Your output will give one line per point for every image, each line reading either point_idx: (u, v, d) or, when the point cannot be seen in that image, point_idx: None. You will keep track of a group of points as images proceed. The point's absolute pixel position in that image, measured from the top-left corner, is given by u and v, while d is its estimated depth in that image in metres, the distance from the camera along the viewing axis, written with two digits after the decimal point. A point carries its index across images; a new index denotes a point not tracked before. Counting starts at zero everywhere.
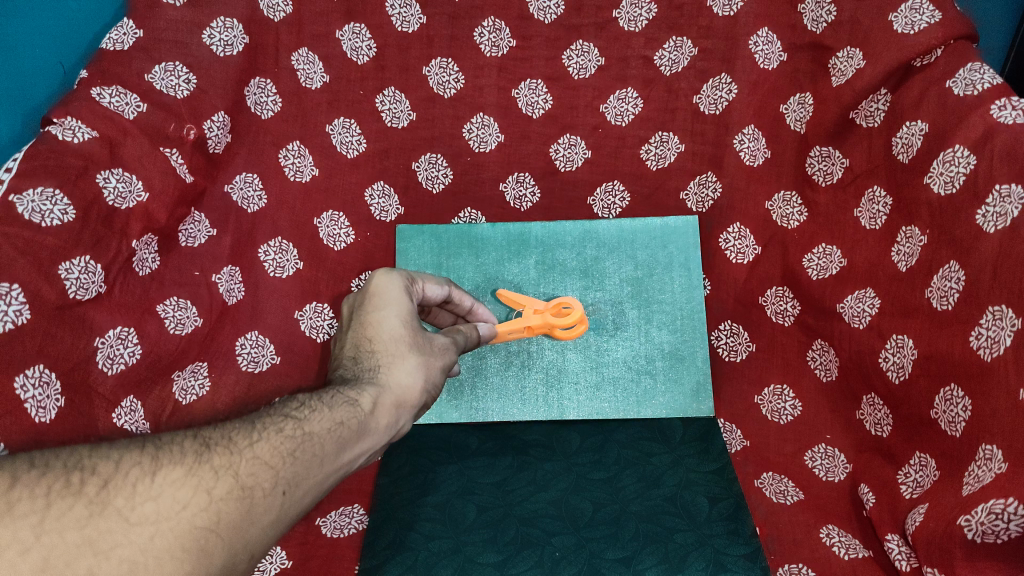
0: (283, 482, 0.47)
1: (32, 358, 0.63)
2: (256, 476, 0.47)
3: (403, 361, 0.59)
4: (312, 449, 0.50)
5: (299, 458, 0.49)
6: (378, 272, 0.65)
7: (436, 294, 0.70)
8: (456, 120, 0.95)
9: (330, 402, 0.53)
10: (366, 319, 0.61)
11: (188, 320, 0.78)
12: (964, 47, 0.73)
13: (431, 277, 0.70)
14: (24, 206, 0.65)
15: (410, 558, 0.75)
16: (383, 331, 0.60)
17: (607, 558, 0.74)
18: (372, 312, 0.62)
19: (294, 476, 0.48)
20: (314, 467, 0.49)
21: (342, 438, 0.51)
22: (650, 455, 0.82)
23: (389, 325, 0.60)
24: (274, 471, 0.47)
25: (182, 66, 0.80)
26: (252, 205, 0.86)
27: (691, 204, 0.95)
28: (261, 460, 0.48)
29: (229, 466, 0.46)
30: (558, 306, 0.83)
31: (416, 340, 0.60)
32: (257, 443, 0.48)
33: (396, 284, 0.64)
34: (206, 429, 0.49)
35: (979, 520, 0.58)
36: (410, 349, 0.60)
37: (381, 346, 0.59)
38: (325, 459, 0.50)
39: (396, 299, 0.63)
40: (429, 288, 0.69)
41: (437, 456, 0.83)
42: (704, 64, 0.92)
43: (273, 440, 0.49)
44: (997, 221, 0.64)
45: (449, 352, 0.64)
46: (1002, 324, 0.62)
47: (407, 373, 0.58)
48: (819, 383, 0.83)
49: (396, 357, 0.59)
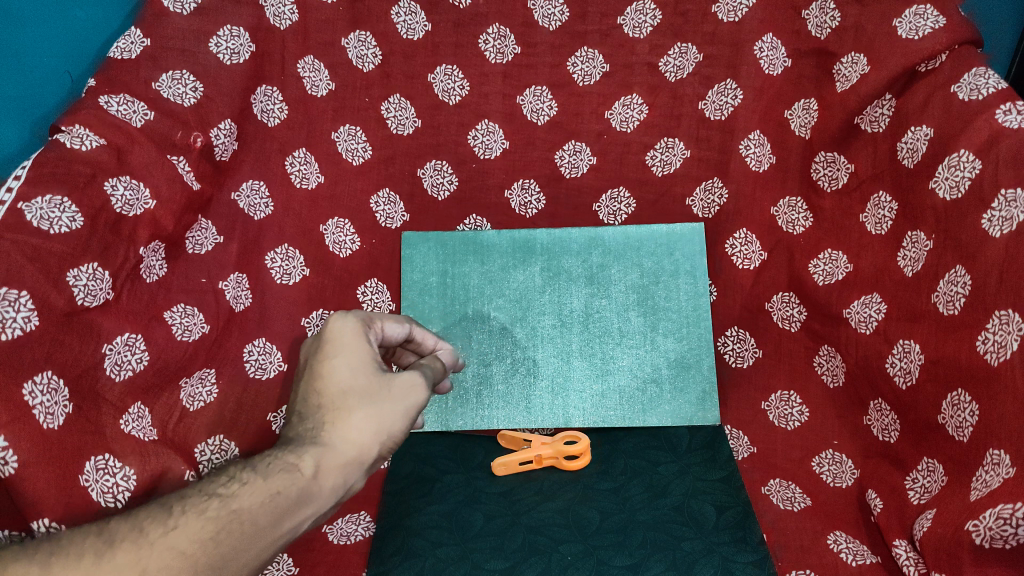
0: (202, 568, 0.50)
1: (41, 364, 0.62)
2: (171, 566, 0.49)
3: (349, 416, 0.59)
4: (237, 529, 0.52)
5: (222, 540, 0.51)
6: (334, 317, 0.64)
7: (398, 333, 0.68)
8: (461, 127, 0.96)
9: (263, 473, 0.55)
10: (318, 369, 0.61)
11: (195, 327, 0.78)
12: (969, 52, 0.72)
13: (391, 315, 0.68)
14: (32, 213, 0.64)
15: (417, 566, 0.74)
16: (331, 383, 0.60)
17: (616, 565, 0.73)
18: (325, 361, 0.61)
19: (216, 559, 0.50)
20: (241, 546, 0.52)
21: (274, 511, 0.53)
22: (656, 464, 0.83)
23: (338, 377, 0.60)
24: (192, 558, 0.50)
25: (189, 75, 0.79)
26: (258, 212, 0.86)
27: (697, 210, 0.96)
28: (177, 549, 0.50)
29: (138, 560, 0.48)
30: (563, 435, 0.83)
31: (367, 390, 0.60)
32: (171, 531, 0.50)
33: (350, 328, 0.63)
34: (118, 520, 0.51)
35: (988, 525, 0.57)
36: (357, 403, 0.59)
37: (328, 401, 0.60)
38: (253, 536, 0.52)
39: (348, 345, 0.62)
40: (389, 327, 0.68)
41: (442, 465, 0.84)
42: (709, 70, 0.92)
43: (193, 524, 0.51)
44: (1003, 225, 0.63)
45: (415, 395, 0.62)
46: (1009, 328, 0.61)
47: (354, 429, 0.59)
48: (826, 389, 0.83)
49: (343, 411, 0.59)
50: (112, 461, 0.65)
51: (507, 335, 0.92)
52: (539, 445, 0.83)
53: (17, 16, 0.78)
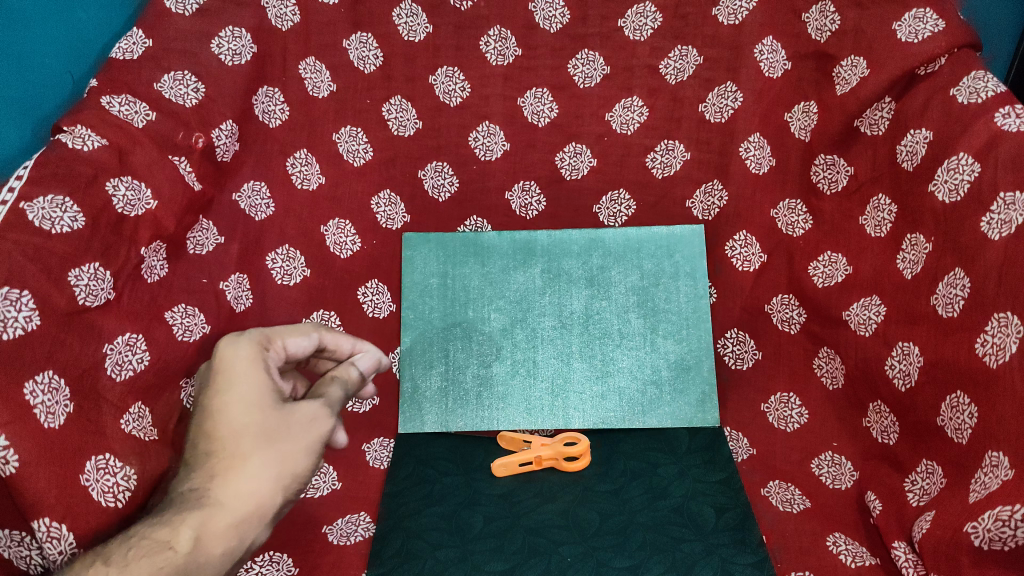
0: None
1: (41, 364, 0.61)
2: None
3: (244, 463, 0.58)
4: None
5: None
6: (227, 343, 0.64)
7: (303, 346, 0.69)
8: (462, 129, 0.97)
9: (140, 547, 0.52)
10: (210, 411, 0.60)
11: (196, 327, 0.78)
12: (968, 55, 0.72)
13: (293, 330, 0.69)
14: (34, 213, 0.64)
15: (417, 568, 0.74)
16: (223, 428, 0.59)
17: (615, 566, 0.73)
18: (220, 400, 0.60)
19: None
20: None
21: None
22: (656, 466, 0.83)
23: (230, 421, 0.59)
24: None
25: (191, 75, 0.79)
26: (259, 213, 0.87)
27: (696, 212, 0.96)
28: None
29: None
30: (563, 436, 0.84)
31: (264, 431, 0.59)
32: None
33: (246, 359, 0.63)
34: None
35: (986, 526, 0.57)
36: (251, 450, 0.58)
37: (221, 452, 0.58)
38: None
39: (244, 378, 0.61)
40: (291, 345, 0.68)
41: (442, 466, 0.85)
42: (710, 73, 0.92)
43: None
44: (1001, 228, 0.63)
45: (320, 426, 0.62)
46: (1007, 330, 0.61)
47: (248, 480, 0.57)
48: (825, 391, 0.84)
49: (236, 461, 0.57)
50: (112, 461, 0.65)
51: (507, 336, 0.92)
52: (538, 446, 0.84)
53: (16, 17, 0.77)
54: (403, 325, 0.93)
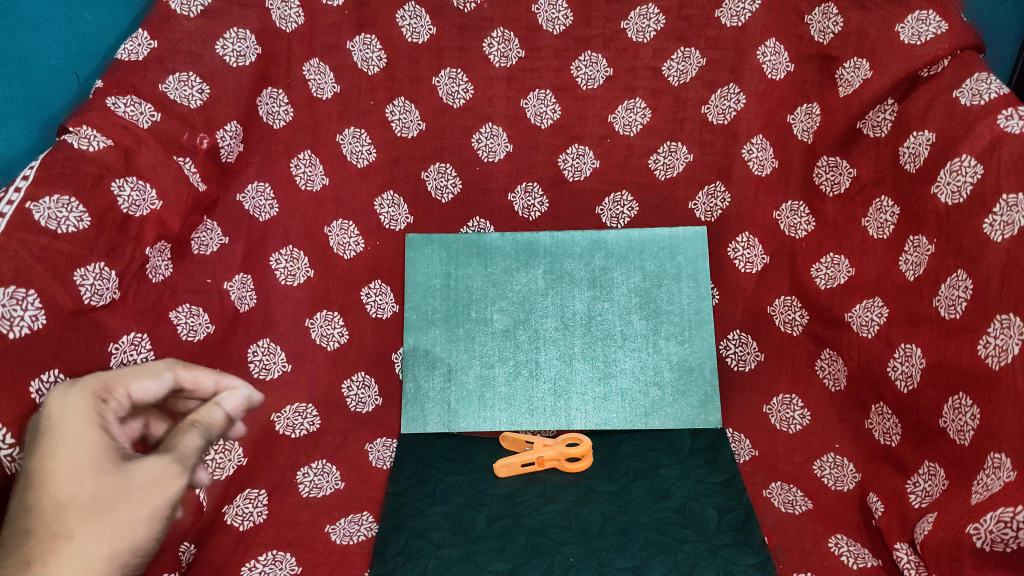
0: None
1: (48, 362, 0.62)
2: None
3: (70, 538, 0.56)
4: None
5: None
6: (55, 394, 0.61)
7: (152, 389, 0.69)
8: (465, 130, 0.97)
9: None
10: (40, 473, 0.57)
11: (200, 327, 0.79)
12: (971, 57, 0.72)
13: (143, 374, 0.69)
14: (40, 213, 0.64)
15: (419, 567, 0.74)
16: (57, 497, 0.56)
17: (617, 567, 0.73)
18: (48, 460, 0.57)
19: None
20: None
21: None
22: (658, 467, 0.84)
23: (66, 488, 0.57)
24: None
25: (196, 77, 0.79)
26: (264, 213, 0.88)
27: (700, 213, 0.96)
28: None
29: None
30: (565, 437, 0.84)
31: (99, 500, 0.58)
32: None
33: (77, 412, 0.60)
34: None
35: (988, 528, 0.57)
36: (81, 524, 0.57)
37: (44, 523, 0.55)
38: None
39: (75, 438, 0.59)
40: (133, 392, 0.67)
41: (445, 466, 0.85)
42: (713, 75, 0.92)
43: None
44: (1004, 230, 0.63)
45: (175, 484, 0.66)
46: (1010, 332, 0.61)
47: (75, 556, 0.56)
48: (828, 393, 0.84)
49: (61, 536, 0.55)
50: None
51: (510, 337, 0.92)
52: (541, 447, 0.84)
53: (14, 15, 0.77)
54: (407, 326, 0.94)
